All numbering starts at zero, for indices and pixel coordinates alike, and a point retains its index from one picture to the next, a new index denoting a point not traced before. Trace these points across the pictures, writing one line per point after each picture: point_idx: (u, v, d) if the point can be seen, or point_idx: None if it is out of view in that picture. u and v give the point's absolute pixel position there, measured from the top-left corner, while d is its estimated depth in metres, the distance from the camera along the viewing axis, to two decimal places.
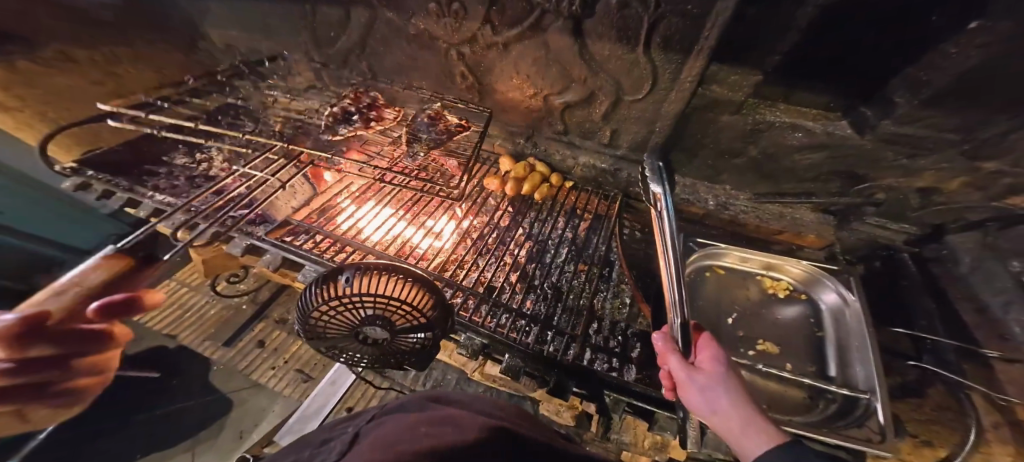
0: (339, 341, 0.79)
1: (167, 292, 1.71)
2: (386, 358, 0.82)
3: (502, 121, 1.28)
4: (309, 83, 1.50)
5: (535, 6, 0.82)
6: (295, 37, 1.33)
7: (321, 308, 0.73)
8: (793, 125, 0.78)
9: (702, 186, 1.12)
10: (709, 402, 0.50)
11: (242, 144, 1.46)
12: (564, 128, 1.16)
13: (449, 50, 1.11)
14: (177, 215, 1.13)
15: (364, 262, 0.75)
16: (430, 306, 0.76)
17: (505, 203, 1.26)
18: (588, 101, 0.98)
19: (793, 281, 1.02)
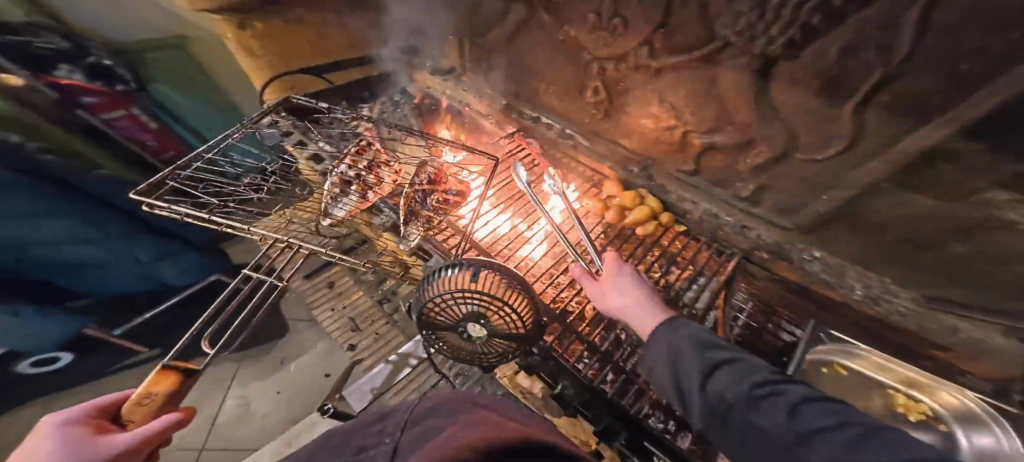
0: (436, 328, 0.81)
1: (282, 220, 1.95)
2: (468, 352, 0.85)
3: (621, 144, 1.23)
4: (450, 66, 1.69)
5: (718, 38, 0.74)
6: (455, 20, 1.49)
7: (440, 293, 0.76)
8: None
9: (852, 269, 0.94)
10: (620, 297, 0.75)
11: (388, 111, 1.71)
12: (695, 168, 1.07)
13: (591, 63, 1.10)
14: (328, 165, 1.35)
15: (487, 260, 0.78)
16: (532, 323, 0.78)
17: (597, 226, 1.24)
18: (744, 147, 0.89)
19: (937, 407, 0.90)
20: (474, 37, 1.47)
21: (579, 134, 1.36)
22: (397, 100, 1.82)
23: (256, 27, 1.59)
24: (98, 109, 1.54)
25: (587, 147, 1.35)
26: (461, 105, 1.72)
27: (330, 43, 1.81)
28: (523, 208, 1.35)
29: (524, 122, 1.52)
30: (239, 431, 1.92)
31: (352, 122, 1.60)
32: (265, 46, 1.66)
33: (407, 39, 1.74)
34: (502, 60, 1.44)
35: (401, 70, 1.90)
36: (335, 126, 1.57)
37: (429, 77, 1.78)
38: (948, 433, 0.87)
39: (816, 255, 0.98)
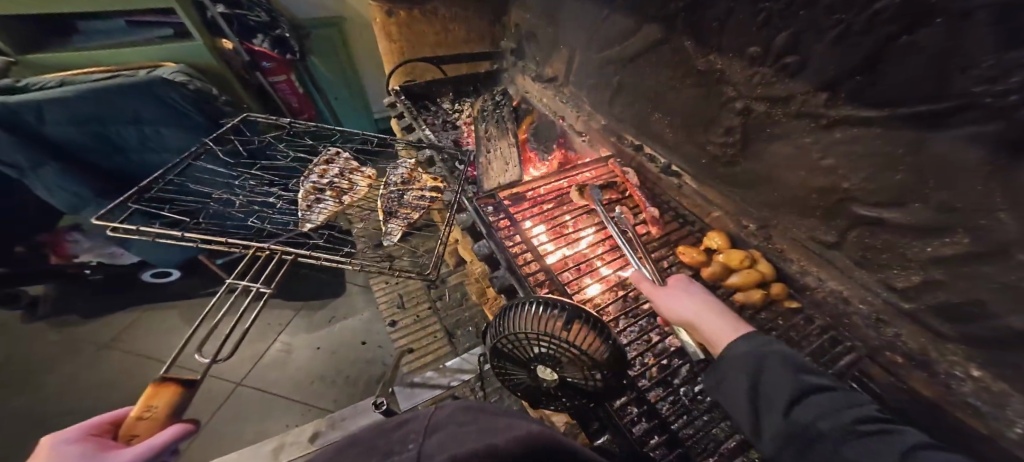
0: (508, 360, 0.78)
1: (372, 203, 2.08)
2: (532, 390, 0.80)
3: (743, 195, 1.09)
4: (555, 75, 1.66)
5: (951, 98, 0.57)
6: (574, 32, 1.45)
7: (524, 330, 0.72)
8: None
9: None
10: (679, 315, 0.77)
11: (489, 110, 1.69)
12: (837, 241, 0.91)
13: (733, 100, 0.98)
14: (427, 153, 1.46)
15: (583, 310, 0.71)
16: (612, 384, 0.71)
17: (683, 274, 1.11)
18: (925, 234, 0.71)
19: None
20: (589, 51, 1.42)
21: (688, 173, 1.26)
22: (500, 100, 1.79)
23: (400, 15, 1.74)
24: (271, 72, 2.37)
25: (694, 189, 1.23)
26: (554, 117, 1.64)
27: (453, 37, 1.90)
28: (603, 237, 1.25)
29: (622, 147, 1.42)
30: (274, 374, 2.05)
31: (456, 116, 1.70)
32: (402, 33, 1.80)
33: (524, 43, 1.75)
34: (614, 79, 1.37)
35: (508, 72, 1.92)
36: (441, 117, 1.67)
37: (531, 83, 1.77)
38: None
39: (973, 375, 0.72)
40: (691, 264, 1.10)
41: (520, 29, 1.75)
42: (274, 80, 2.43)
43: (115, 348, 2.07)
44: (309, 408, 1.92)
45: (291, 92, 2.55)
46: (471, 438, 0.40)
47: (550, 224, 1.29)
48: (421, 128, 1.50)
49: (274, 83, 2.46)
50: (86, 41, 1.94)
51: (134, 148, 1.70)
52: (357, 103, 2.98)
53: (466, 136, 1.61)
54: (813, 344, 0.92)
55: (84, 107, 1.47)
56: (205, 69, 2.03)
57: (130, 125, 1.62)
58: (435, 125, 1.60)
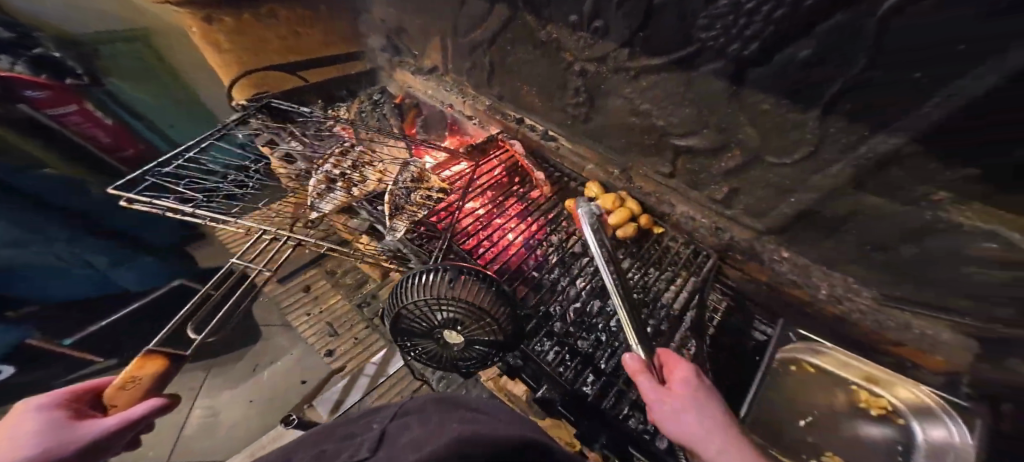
0: (414, 334, 0.80)
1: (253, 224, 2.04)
2: (447, 359, 0.83)
3: (603, 147, 1.24)
4: (432, 66, 1.69)
5: (695, 42, 0.76)
6: (438, 22, 1.49)
7: (418, 300, 0.74)
8: (988, 233, 0.58)
9: (816, 268, 0.93)
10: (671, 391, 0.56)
11: (365, 111, 1.70)
12: (672, 172, 1.07)
13: (573, 65, 1.11)
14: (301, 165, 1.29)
15: (465, 265, 0.76)
16: (510, 326, 0.76)
17: (578, 228, 1.23)
18: (717, 152, 0.90)
19: (898, 403, 0.87)
20: (455, 38, 1.47)
21: (562, 136, 1.38)
22: (379, 100, 1.80)
23: (223, 21, 1.56)
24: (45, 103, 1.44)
25: (569, 149, 1.36)
26: (442, 106, 1.66)
27: (305, 39, 1.82)
28: (491, 205, 1.27)
29: (507, 124, 1.50)
30: (206, 442, 1.80)
31: (328, 122, 1.69)
32: (232, 39, 1.62)
33: (391, 39, 1.76)
34: (485, 60, 1.43)
35: (382, 70, 1.92)
36: (310, 125, 1.56)
37: (411, 77, 1.76)
38: (905, 427, 0.84)
39: (783, 256, 0.96)
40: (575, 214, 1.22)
41: (385, 23, 1.73)
42: (59, 112, 1.50)
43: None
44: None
45: (91, 123, 1.63)
46: (443, 418, 0.46)
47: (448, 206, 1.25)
48: (285, 141, 1.39)
49: (58, 117, 1.51)
50: None
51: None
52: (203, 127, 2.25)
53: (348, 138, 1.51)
54: (680, 259, 1.08)
55: None
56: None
57: None
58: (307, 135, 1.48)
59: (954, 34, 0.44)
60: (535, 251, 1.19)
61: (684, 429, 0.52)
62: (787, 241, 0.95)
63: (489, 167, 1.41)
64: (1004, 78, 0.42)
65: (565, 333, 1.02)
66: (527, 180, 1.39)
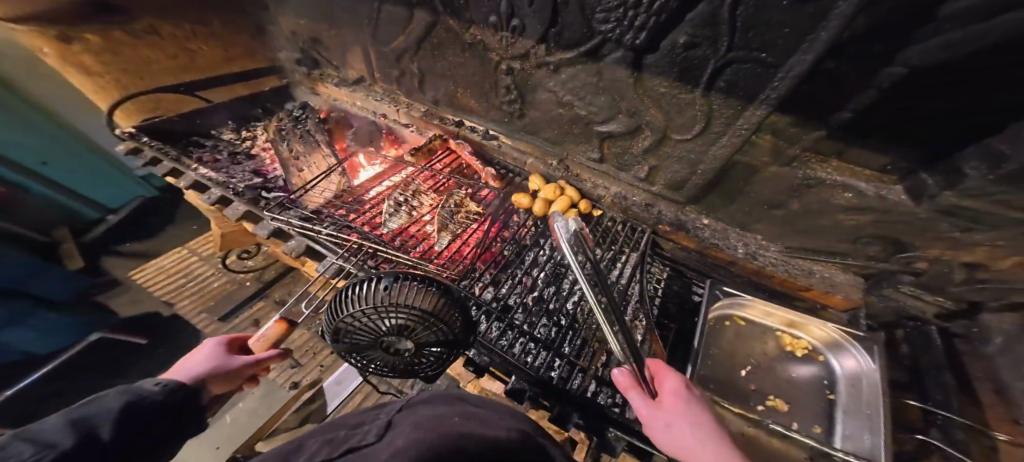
0: (362, 348, 0.76)
1: (177, 260, 1.88)
2: (402, 367, 0.80)
3: (539, 140, 1.28)
4: (359, 77, 1.64)
5: (597, 35, 0.82)
6: (356, 32, 1.45)
7: (360, 310, 0.73)
8: (844, 184, 0.71)
9: (733, 231, 1.04)
10: (663, 410, 0.52)
11: (286, 128, 1.58)
12: (602, 158, 1.14)
13: (499, 64, 1.15)
14: (215, 191, 1.20)
15: (401, 272, 0.77)
16: (457, 321, 0.76)
17: (533, 222, 1.24)
18: (632, 134, 0.98)
19: (813, 340, 0.91)
20: (377, 45, 1.44)
21: (502, 133, 1.40)
22: (300, 116, 1.71)
23: (87, 39, 1.36)
24: None
25: (511, 146, 1.39)
26: (375, 116, 1.62)
27: (201, 56, 1.68)
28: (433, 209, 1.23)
29: (446, 127, 1.50)
30: None
31: (246, 144, 1.60)
32: (104, 61, 1.42)
33: (309, 51, 1.69)
34: (414, 66, 1.42)
35: (303, 84, 1.83)
36: (224, 150, 1.53)
37: (335, 89, 1.71)
38: (826, 362, 0.87)
39: (707, 222, 1.07)
40: (523, 208, 1.25)
41: (297, 36, 1.65)
42: None
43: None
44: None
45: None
46: (453, 408, 0.42)
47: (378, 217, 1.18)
48: (189, 169, 1.29)
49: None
50: None
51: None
52: (96, 165, 1.87)
53: (268, 163, 1.53)
54: (621, 237, 1.13)
55: None
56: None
57: None
58: (219, 161, 1.44)
59: (779, 23, 0.55)
60: (491, 249, 1.15)
61: (684, 446, 0.48)
62: (706, 209, 1.05)
63: (429, 169, 1.37)
64: (820, 55, 0.54)
65: (524, 323, 1.01)
66: (472, 178, 1.39)
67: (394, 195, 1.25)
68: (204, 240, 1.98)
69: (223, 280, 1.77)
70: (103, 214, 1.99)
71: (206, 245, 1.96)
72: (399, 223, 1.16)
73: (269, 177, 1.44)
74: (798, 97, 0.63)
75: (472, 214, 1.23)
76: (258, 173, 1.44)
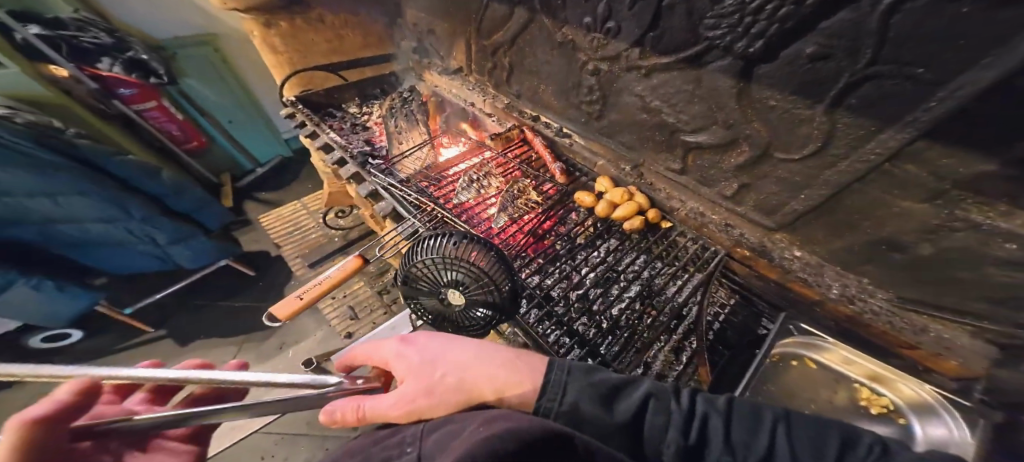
0: (419, 292, 0.78)
1: (291, 209, 2.25)
2: (446, 323, 0.80)
3: (617, 142, 1.25)
4: (459, 68, 1.78)
5: (704, 41, 0.79)
6: (463, 25, 1.56)
7: (425, 259, 0.75)
8: (1009, 233, 0.55)
9: (830, 268, 0.91)
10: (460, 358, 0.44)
11: (397, 106, 1.76)
12: (683, 168, 1.08)
13: (586, 65, 1.15)
14: (338, 153, 1.40)
15: (473, 232, 0.76)
16: (509, 290, 0.73)
17: (591, 221, 1.18)
18: (726, 147, 0.92)
19: (898, 400, 0.81)
20: (479, 39, 1.53)
21: (576, 133, 1.40)
22: (408, 97, 1.86)
23: (280, 25, 1.84)
24: None
25: (582, 145, 1.38)
26: (465, 104, 1.72)
27: (348, 42, 2.07)
28: (498, 194, 1.28)
29: (523, 120, 1.54)
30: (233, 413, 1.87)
31: (364, 117, 1.81)
32: (286, 41, 1.89)
33: (422, 41, 1.86)
34: (505, 61, 1.49)
35: (412, 71, 2.04)
36: (348, 121, 1.76)
37: (438, 77, 1.87)
38: (908, 426, 0.78)
39: (797, 255, 0.95)
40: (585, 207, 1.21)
41: (416, 27, 1.83)
42: None
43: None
44: (274, 451, 1.56)
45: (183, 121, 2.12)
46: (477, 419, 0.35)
47: (452, 191, 1.27)
48: (325, 131, 1.52)
49: (143, 112, 2.10)
50: None
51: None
52: (254, 126, 2.65)
53: (377, 135, 1.71)
54: (688, 253, 1.07)
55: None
56: (32, 100, 1.62)
57: None
58: (343, 128, 1.68)
59: (962, 29, 0.47)
60: (542, 241, 1.14)
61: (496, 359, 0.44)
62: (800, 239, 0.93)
63: (502, 157, 1.43)
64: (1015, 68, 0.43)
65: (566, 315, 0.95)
66: (544, 171, 1.40)
67: (472, 174, 1.33)
68: (316, 197, 2.31)
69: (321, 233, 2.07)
70: (253, 165, 2.76)
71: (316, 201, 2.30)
72: (471, 197, 1.25)
73: (376, 147, 1.61)
74: (965, 117, 0.52)
75: (535, 206, 1.25)
76: (369, 142, 1.63)
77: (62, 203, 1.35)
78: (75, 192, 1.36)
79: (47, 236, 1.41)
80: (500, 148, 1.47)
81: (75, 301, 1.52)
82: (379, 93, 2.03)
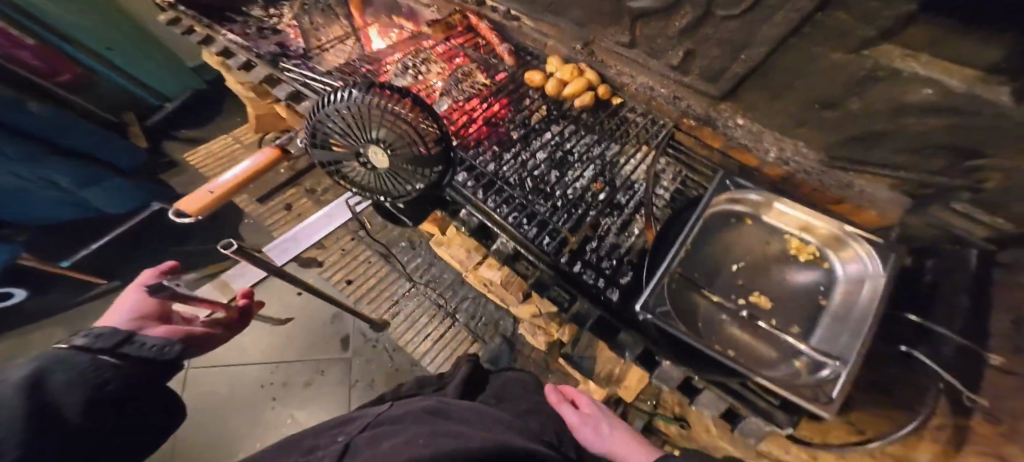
0: (338, 155, 0.74)
1: (223, 144, 2.04)
2: (378, 188, 0.79)
3: (566, 20, 1.11)
4: None
5: None
6: None
7: (333, 111, 0.68)
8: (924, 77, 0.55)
9: (769, 135, 0.92)
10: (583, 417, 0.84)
11: (310, 4, 1.56)
12: (631, 40, 0.99)
13: None
14: (240, 55, 1.21)
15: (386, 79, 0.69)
16: (434, 140, 0.70)
17: (542, 107, 1.12)
18: (671, 11, 0.83)
19: (820, 245, 0.74)
20: None
21: (523, 12, 1.22)
22: None
23: None
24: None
25: (532, 26, 1.23)
26: None
27: None
28: (440, 83, 1.18)
29: (466, 5, 1.33)
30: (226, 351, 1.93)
31: (273, 20, 1.52)
32: None
33: None
34: None
35: None
36: (253, 25, 1.48)
37: None
38: (830, 270, 0.72)
39: (739, 123, 0.95)
40: (535, 87, 1.14)
41: None
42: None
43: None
44: (272, 378, 1.66)
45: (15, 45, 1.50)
46: (422, 430, 0.50)
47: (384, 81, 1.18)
48: (221, 34, 1.28)
49: None
50: None
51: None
52: (144, 50, 1.97)
53: (292, 37, 1.43)
54: (638, 128, 1.05)
55: None
56: None
57: None
58: (250, 33, 1.42)
59: None
60: (495, 128, 1.07)
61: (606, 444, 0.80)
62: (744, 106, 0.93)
63: (444, 44, 1.29)
64: None
65: (516, 191, 0.95)
66: (491, 56, 1.26)
67: (410, 64, 1.22)
68: (247, 129, 2.08)
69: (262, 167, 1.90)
70: (161, 102, 2.17)
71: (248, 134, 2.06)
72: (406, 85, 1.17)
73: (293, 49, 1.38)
74: None
75: (479, 90, 1.18)
76: (282, 44, 1.38)
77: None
78: None
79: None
80: (443, 34, 1.30)
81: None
82: None
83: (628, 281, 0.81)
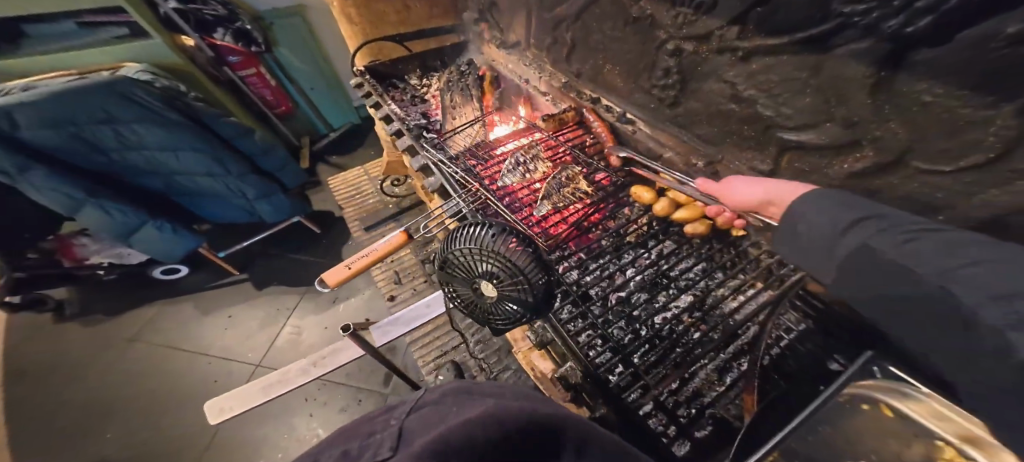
0: (452, 279, 0.83)
1: (358, 173, 2.73)
2: (479, 311, 0.85)
3: (689, 134, 1.17)
4: (518, 41, 1.84)
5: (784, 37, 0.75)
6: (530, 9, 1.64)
7: (471, 247, 0.78)
8: None
9: None
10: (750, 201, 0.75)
11: (454, 80, 1.99)
12: (773, 170, 0.97)
13: (660, 44, 1.09)
14: (396, 124, 1.62)
15: (511, 226, 0.78)
16: (540, 285, 0.75)
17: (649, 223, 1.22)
18: (839, 149, 0.78)
19: None
20: (541, 14, 1.56)
21: (640, 119, 1.34)
22: (467, 70, 2.11)
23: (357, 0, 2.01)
24: None
25: (647, 133, 1.31)
26: (522, 81, 1.83)
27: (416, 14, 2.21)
28: (538, 175, 1.32)
29: (582, 102, 1.53)
30: (251, 353, 2.01)
31: (423, 90, 2.08)
32: (361, 11, 2.06)
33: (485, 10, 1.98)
34: (568, 37, 1.48)
35: (473, 43, 2.22)
36: (408, 93, 2.05)
37: (501, 53, 1.97)
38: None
39: None
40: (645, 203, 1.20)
41: None
42: None
43: (136, 340, 2.12)
44: (317, 395, 1.82)
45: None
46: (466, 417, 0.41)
47: (497, 173, 1.32)
48: (387, 103, 1.75)
49: None
50: (75, 38, 2.05)
51: (115, 149, 1.63)
52: None
53: (433, 108, 1.96)
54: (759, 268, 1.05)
55: (56, 110, 1.41)
56: None
57: (102, 124, 1.54)
58: (404, 100, 1.96)
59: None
60: (587, 233, 1.19)
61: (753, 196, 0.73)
62: None
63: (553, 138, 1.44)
64: None
65: (603, 320, 1.04)
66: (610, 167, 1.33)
67: (519, 143, 1.45)
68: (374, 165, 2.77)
69: (379, 199, 2.51)
70: None
71: (376, 170, 2.73)
72: (518, 178, 1.29)
73: (431, 119, 1.86)
74: None
75: (582, 197, 1.26)
76: (426, 115, 1.89)
77: (181, 157, 1.75)
78: (189, 148, 1.75)
79: (171, 186, 1.87)
80: (574, 126, 1.50)
81: (184, 241, 1.91)
82: (438, 65, 2.27)
83: (706, 434, 0.87)
